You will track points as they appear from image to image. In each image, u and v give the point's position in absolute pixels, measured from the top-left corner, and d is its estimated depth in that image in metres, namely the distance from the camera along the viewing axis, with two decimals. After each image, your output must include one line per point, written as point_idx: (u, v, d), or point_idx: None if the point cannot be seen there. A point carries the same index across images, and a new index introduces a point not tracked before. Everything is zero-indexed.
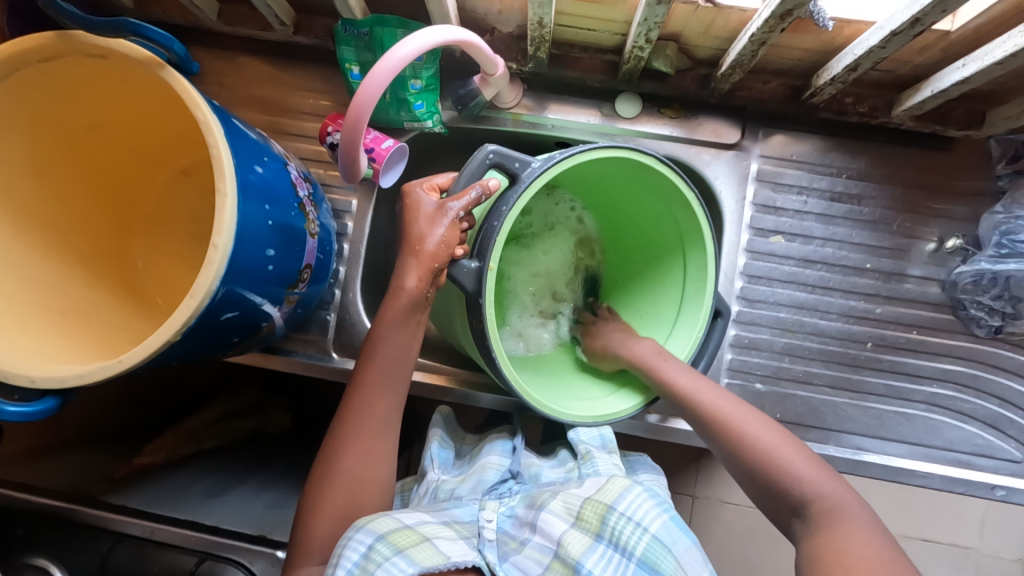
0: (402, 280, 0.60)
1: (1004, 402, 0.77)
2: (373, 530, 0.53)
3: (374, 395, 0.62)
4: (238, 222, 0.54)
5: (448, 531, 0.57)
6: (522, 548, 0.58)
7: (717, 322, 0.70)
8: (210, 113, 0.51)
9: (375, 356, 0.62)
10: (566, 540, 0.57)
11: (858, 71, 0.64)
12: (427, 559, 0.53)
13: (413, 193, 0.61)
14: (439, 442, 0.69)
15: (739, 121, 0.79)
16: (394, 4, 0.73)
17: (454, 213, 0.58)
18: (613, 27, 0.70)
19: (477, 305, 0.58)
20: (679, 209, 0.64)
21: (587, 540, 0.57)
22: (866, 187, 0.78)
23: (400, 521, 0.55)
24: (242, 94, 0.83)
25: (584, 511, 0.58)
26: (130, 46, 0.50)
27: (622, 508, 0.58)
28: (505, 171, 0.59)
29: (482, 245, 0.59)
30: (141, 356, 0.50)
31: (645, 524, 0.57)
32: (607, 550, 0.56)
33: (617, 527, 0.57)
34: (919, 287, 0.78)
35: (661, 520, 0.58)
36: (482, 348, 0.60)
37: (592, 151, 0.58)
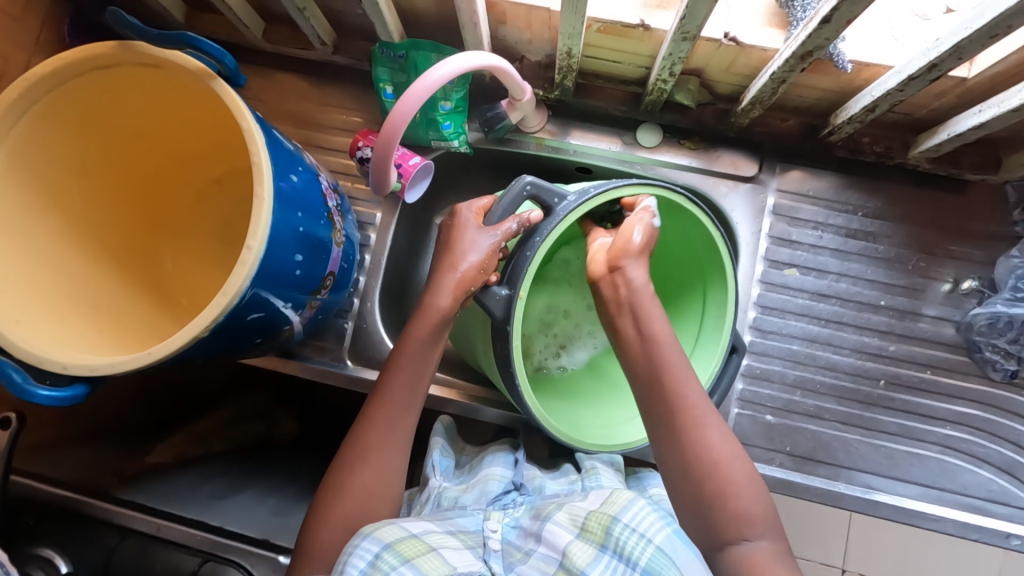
0: (435, 299, 0.63)
1: (1019, 448, 0.75)
2: (379, 538, 0.53)
3: (387, 403, 0.63)
4: (272, 227, 0.56)
5: (453, 540, 0.57)
6: (527, 558, 0.56)
7: (732, 358, 0.69)
8: (254, 123, 0.54)
9: (394, 368, 0.64)
10: (571, 551, 0.54)
11: (876, 112, 0.66)
12: (433, 569, 0.52)
13: (458, 214, 0.64)
14: (440, 451, 0.72)
15: (757, 156, 0.81)
16: (430, 30, 0.77)
17: (491, 244, 0.62)
18: (638, 60, 0.73)
19: (502, 331, 0.60)
20: (706, 250, 0.66)
21: (592, 551, 0.54)
22: (881, 225, 0.79)
23: (407, 530, 0.56)
24: (278, 108, 0.87)
25: (588, 522, 0.56)
26: (185, 57, 0.53)
27: (627, 519, 0.55)
28: (541, 202, 0.62)
29: (512, 273, 0.62)
30: (169, 350, 0.52)
31: (649, 535, 0.54)
32: (611, 561, 0.53)
33: (621, 538, 0.54)
34: (933, 327, 0.78)
35: (665, 532, 0.55)
36: (505, 373, 0.62)
37: (627, 187, 0.61)
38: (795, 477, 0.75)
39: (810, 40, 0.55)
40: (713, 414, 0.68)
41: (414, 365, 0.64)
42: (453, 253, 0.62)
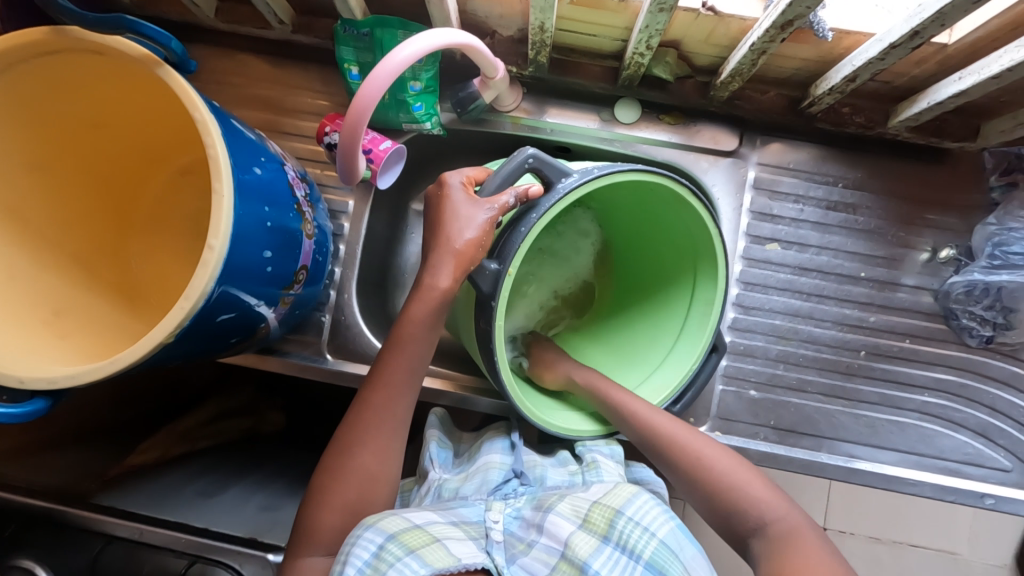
0: (431, 278, 0.60)
1: (994, 411, 0.77)
2: (383, 529, 0.53)
3: (370, 399, 0.61)
4: (235, 223, 0.53)
5: (457, 531, 0.57)
6: (530, 550, 0.57)
7: (711, 357, 0.69)
8: (208, 113, 0.51)
9: (386, 361, 0.63)
10: (574, 541, 0.56)
11: (857, 82, 0.64)
12: (438, 560, 0.52)
13: (447, 185, 0.61)
14: (438, 444, 0.70)
15: (737, 130, 0.79)
16: (395, 5, 0.73)
17: (487, 219, 0.57)
18: (614, 33, 0.70)
19: (488, 306, 0.57)
20: (701, 245, 0.64)
21: (594, 541, 0.56)
22: (862, 196, 0.79)
23: (410, 521, 0.55)
24: (238, 91, 0.82)
25: (592, 513, 0.58)
26: (128, 43, 0.49)
27: (630, 513, 0.58)
28: (542, 177, 0.58)
29: (502, 247, 0.58)
30: (135, 357, 0.50)
31: (653, 529, 0.57)
32: (614, 552, 0.56)
33: (625, 530, 0.56)
34: (913, 297, 0.79)
35: (668, 526, 0.58)
36: (487, 353, 0.60)
37: (632, 171, 0.57)
38: (779, 450, 0.75)
39: (790, 9, 0.53)
40: (688, 407, 0.70)
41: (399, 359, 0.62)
42: (448, 230, 0.59)
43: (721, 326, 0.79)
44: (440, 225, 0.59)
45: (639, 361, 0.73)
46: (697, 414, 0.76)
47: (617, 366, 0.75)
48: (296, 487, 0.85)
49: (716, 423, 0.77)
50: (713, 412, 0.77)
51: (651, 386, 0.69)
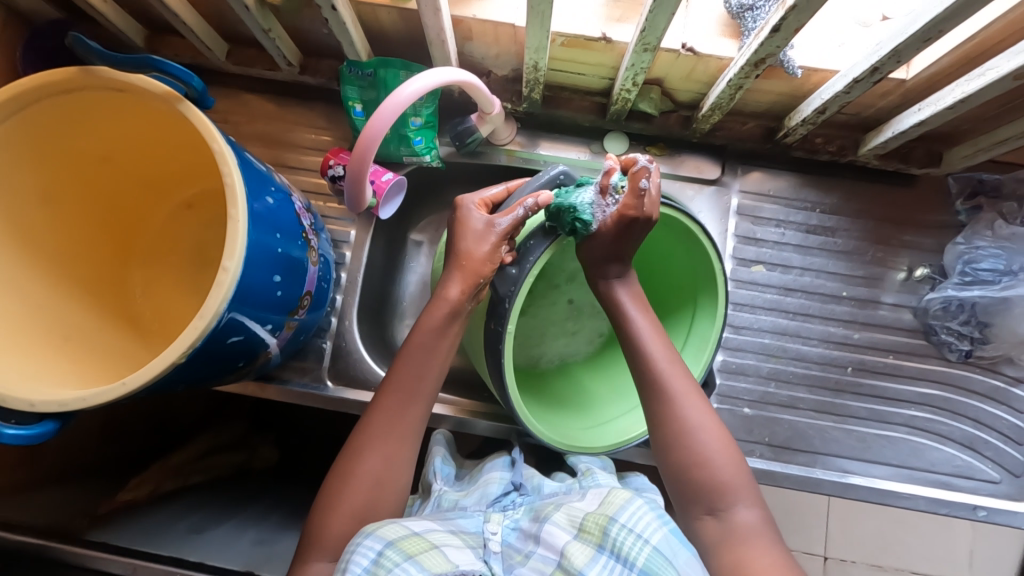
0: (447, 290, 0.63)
1: (979, 423, 0.79)
2: (382, 536, 0.53)
3: (372, 419, 0.62)
4: (248, 247, 0.56)
5: (455, 539, 0.58)
6: (527, 560, 0.56)
7: None
8: (225, 145, 0.54)
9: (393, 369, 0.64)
10: (569, 550, 0.55)
11: (827, 113, 0.70)
12: (435, 565, 0.52)
13: (461, 207, 0.65)
14: (442, 459, 0.74)
15: (720, 160, 0.84)
16: (396, 47, 0.78)
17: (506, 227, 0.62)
18: (602, 72, 0.76)
19: (500, 309, 0.60)
20: (704, 284, 0.69)
21: (589, 551, 0.54)
22: (839, 220, 0.84)
23: (409, 529, 0.56)
24: (245, 128, 0.86)
25: (586, 523, 0.56)
26: (150, 81, 0.53)
27: (623, 519, 0.55)
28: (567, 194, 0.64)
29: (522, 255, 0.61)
30: (145, 379, 0.51)
31: (646, 535, 0.54)
32: (609, 561, 0.53)
33: (619, 537, 0.54)
34: (893, 314, 0.82)
35: (661, 532, 0.55)
36: (494, 355, 0.61)
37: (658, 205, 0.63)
38: (774, 466, 0.77)
39: (762, 48, 0.58)
40: None
41: (409, 383, 0.63)
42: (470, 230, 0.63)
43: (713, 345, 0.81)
44: (460, 243, 0.63)
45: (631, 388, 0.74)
46: None
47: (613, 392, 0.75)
48: (293, 519, 0.84)
49: None
50: None
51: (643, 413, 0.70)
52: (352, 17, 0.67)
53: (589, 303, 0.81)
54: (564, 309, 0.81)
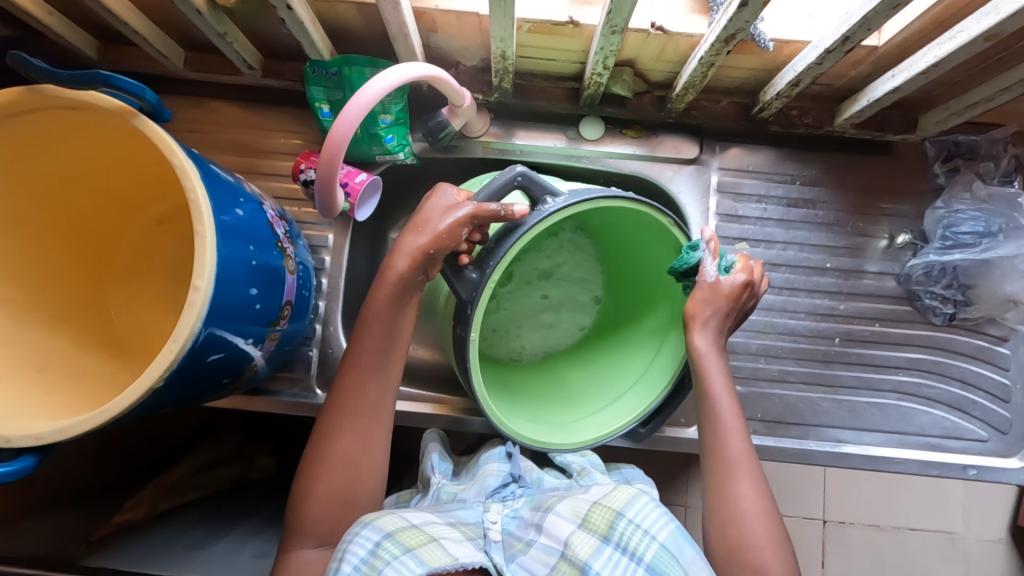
0: (394, 261, 0.61)
1: (966, 384, 0.80)
2: (381, 527, 0.55)
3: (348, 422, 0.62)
4: (219, 263, 0.54)
5: (455, 531, 0.58)
6: (529, 548, 0.58)
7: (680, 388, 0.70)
8: (186, 159, 0.52)
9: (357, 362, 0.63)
10: (574, 541, 0.57)
11: (800, 86, 0.69)
12: (435, 559, 0.53)
13: (438, 189, 0.63)
14: (438, 454, 0.73)
15: (697, 139, 0.84)
16: (361, 44, 0.76)
17: (465, 213, 0.58)
18: (572, 56, 0.74)
19: (464, 313, 0.59)
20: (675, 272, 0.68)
21: (594, 542, 0.57)
22: (819, 192, 0.83)
23: (408, 521, 0.57)
24: (212, 137, 0.84)
25: (591, 514, 0.59)
26: (103, 97, 0.51)
27: (630, 515, 0.58)
28: (531, 195, 0.60)
29: (484, 256, 0.59)
30: (122, 407, 0.49)
31: (652, 532, 0.57)
32: (615, 553, 0.56)
33: (625, 532, 0.57)
34: (877, 283, 0.82)
35: (668, 529, 0.58)
36: (462, 357, 0.61)
37: (619, 198, 0.60)
38: (768, 442, 0.78)
39: (731, 24, 0.57)
40: (653, 428, 0.73)
41: (374, 368, 0.63)
42: (428, 221, 0.60)
43: None
44: (422, 217, 0.61)
45: (612, 381, 0.74)
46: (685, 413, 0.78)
47: (595, 386, 0.75)
48: None
49: None
50: None
51: (621, 407, 0.70)
52: (309, 16, 0.65)
53: (566, 295, 0.81)
54: (538, 301, 0.80)
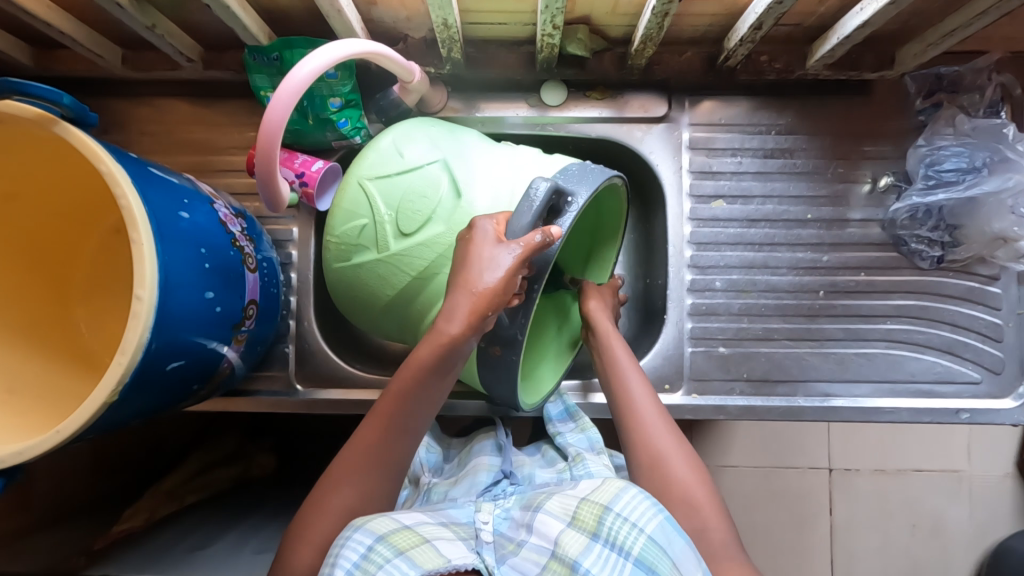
0: (443, 325, 0.57)
1: (956, 327, 0.78)
2: (372, 530, 0.53)
3: (363, 469, 0.59)
4: (162, 270, 0.53)
5: (447, 532, 0.58)
6: (520, 549, 0.57)
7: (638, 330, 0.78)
8: (113, 164, 0.51)
9: (389, 413, 0.60)
10: (563, 540, 0.55)
11: (764, 29, 0.65)
12: (427, 561, 0.52)
13: (476, 227, 0.58)
14: (426, 448, 0.73)
15: (665, 95, 0.80)
16: (300, 24, 0.72)
17: (513, 258, 0.54)
18: (523, 18, 0.70)
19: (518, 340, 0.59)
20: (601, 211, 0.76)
21: (584, 540, 0.55)
22: (795, 140, 0.80)
23: (400, 521, 0.56)
24: (163, 138, 0.81)
25: (580, 512, 0.57)
26: (20, 107, 0.49)
27: (618, 509, 0.55)
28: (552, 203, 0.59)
29: (537, 274, 0.57)
30: (78, 424, 0.49)
31: (641, 524, 0.54)
32: (604, 550, 0.54)
33: (613, 527, 0.55)
34: (862, 230, 0.79)
35: (657, 519, 0.55)
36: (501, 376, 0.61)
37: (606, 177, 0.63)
38: (755, 401, 0.76)
39: None
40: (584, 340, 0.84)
41: (401, 418, 0.60)
42: (471, 273, 0.56)
43: (680, 290, 0.79)
44: (467, 270, 0.56)
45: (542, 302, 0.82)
46: (669, 380, 0.77)
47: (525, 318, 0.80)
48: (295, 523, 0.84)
49: (691, 386, 0.77)
50: (686, 375, 0.77)
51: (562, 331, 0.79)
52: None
53: None
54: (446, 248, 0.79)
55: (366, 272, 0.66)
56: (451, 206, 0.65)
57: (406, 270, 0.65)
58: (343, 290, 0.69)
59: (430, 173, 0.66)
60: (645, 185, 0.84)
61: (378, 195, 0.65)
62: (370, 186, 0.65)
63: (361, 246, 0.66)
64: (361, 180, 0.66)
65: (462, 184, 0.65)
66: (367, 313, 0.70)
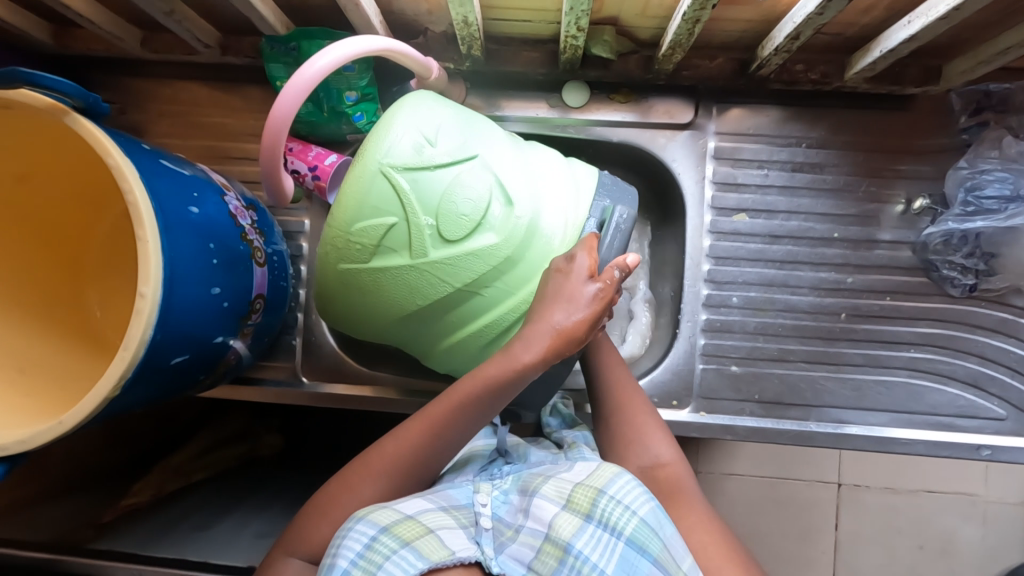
0: (518, 351, 0.56)
1: (984, 359, 0.74)
2: (375, 521, 0.51)
3: (381, 476, 0.58)
4: (168, 265, 0.52)
5: (447, 518, 0.54)
6: (517, 535, 0.53)
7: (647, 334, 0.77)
8: (122, 158, 0.50)
9: (423, 428, 0.59)
10: (557, 522, 0.52)
11: (801, 39, 0.61)
12: (433, 552, 0.49)
13: (572, 260, 0.58)
14: None
15: (692, 100, 0.77)
16: (318, 14, 0.70)
17: (594, 294, 0.57)
18: (547, 17, 0.68)
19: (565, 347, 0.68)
20: None
21: (577, 521, 0.52)
22: (826, 154, 0.76)
23: (402, 512, 0.53)
24: (179, 122, 0.81)
25: (575, 495, 0.54)
26: (30, 96, 0.48)
27: (612, 491, 0.54)
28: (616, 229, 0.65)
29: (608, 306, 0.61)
30: (80, 417, 0.49)
31: (634, 507, 0.53)
32: (598, 531, 0.52)
33: (607, 508, 0.53)
34: (890, 252, 0.76)
35: (649, 505, 0.54)
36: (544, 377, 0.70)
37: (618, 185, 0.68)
38: (766, 424, 0.73)
39: None
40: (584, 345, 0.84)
41: (451, 429, 0.58)
42: (554, 301, 0.57)
43: (695, 304, 0.77)
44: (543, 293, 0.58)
45: None
46: (677, 396, 0.75)
47: None
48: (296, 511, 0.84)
49: (699, 403, 0.75)
50: (695, 392, 0.75)
51: None
52: None
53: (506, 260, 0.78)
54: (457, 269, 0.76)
55: (393, 278, 0.58)
56: (500, 212, 0.59)
57: (450, 280, 0.59)
58: (349, 293, 0.60)
59: (472, 171, 0.58)
60: (666, 194, 0.82)
61: (413, 192, 0.56)
62: (398, 177, 0.56)
63: (388, 249, 0.57)
64: (386, 169, 0.55)
65: (507, 187, 0.60)
66: (392, 325, 0.63)
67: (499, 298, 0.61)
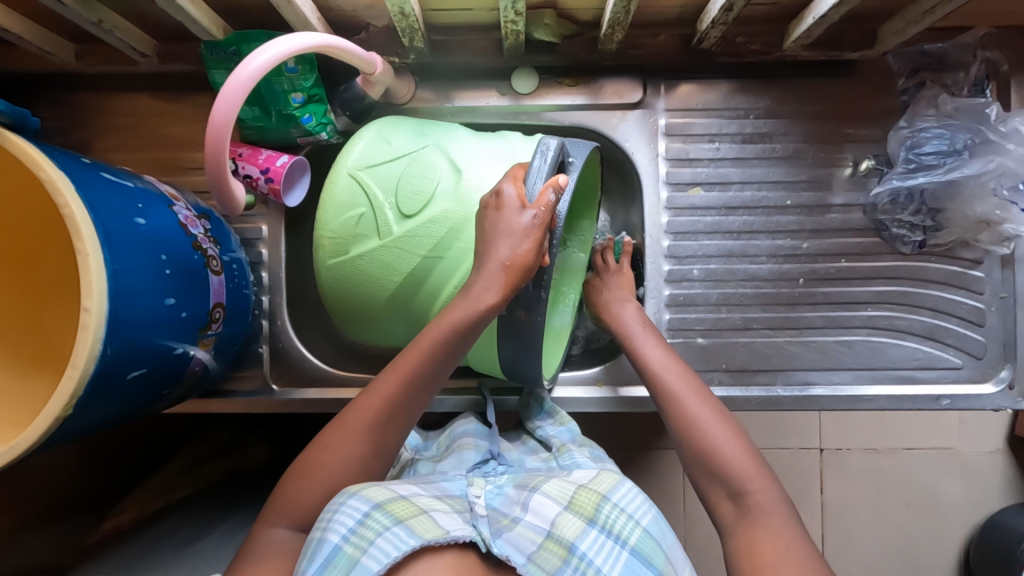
0: (481, 293, 0.57)
1: (938, 312, 0.77)
2: (368, 498, 0.50)
3: (357, 438, 0.57)
4: (112, 279, 0.51)
5: (442, 504, 0.54)
6: (515, 525, 0.53)
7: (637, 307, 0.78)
8: (56, 172, 0.49)
9: (396, 381, 0.58)
10: (560, 522, 0.53)
11: (734, 10, 0.62)
12: (426, 530, 0.49)
13: (500, 194, 0.58)
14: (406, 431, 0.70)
15: (641, 79, 0.77)
16: (255, 16, 0.69)
17: (531, 222, 0.56)
18: (486, 4, 0.68)
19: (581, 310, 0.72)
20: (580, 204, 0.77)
21: (580, 524, 0.54)
22: (774, 124, 0.78)
23: (395, 492, 0.53)
24: (124, 134, 0.79)
25: (578, 497, 0.56)
26: None
27: (616, 498, 0.56)
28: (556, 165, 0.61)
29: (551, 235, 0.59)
30: (31, 439, 0.49)
31: (637, 516, 0.55)
32: (600, 536, 0.53)
33: (611, 515, 0.55)
34: (844, 215, 0.78)
35: (650, 513, 0.57)
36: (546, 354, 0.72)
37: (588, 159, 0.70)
38: (734, 392, 0.75)
39: None
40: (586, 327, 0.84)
41: (429, 377, 0.58)
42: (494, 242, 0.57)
43: (657, 280, 0.78)
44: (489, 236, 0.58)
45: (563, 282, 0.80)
46: None
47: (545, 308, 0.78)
48: None
49: None
50: None
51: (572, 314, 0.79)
52: None
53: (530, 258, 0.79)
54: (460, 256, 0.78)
55: (370, 262, 0.63)
56: (452, 185, 0.63)
57: (413, 252, 0.63)
58: (345, 289, 0.65)
59: (422, 155, 0.64)
60: (623, 173, 0.82)
61: (373, 182, 0.64)
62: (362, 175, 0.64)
63: (363, 235, 0.63)
64: (350, 171, 0.64)
65: (457, 160, 0.64)
66: (367, 308, 0.66)
67: (460, 260, 0.63)
